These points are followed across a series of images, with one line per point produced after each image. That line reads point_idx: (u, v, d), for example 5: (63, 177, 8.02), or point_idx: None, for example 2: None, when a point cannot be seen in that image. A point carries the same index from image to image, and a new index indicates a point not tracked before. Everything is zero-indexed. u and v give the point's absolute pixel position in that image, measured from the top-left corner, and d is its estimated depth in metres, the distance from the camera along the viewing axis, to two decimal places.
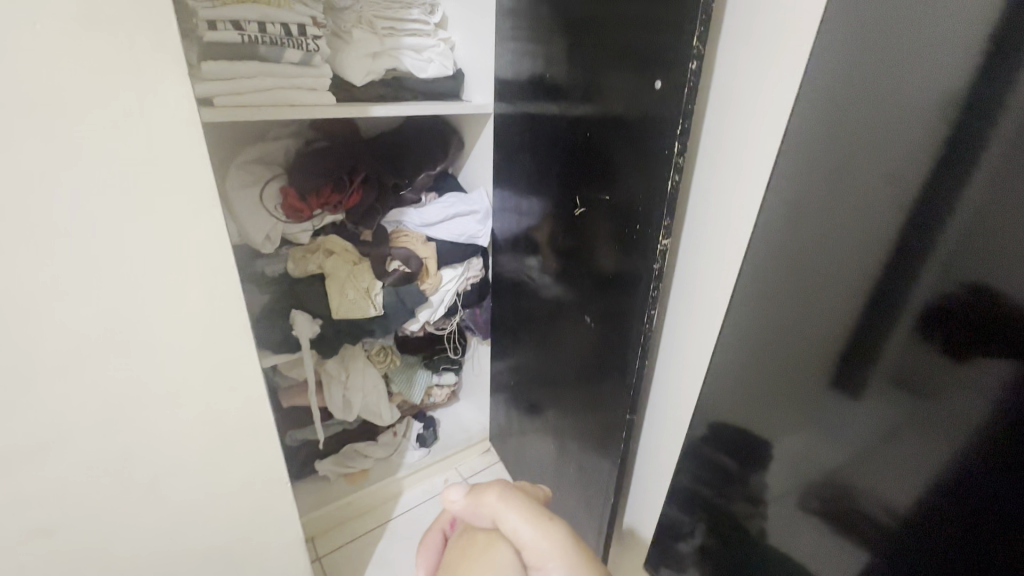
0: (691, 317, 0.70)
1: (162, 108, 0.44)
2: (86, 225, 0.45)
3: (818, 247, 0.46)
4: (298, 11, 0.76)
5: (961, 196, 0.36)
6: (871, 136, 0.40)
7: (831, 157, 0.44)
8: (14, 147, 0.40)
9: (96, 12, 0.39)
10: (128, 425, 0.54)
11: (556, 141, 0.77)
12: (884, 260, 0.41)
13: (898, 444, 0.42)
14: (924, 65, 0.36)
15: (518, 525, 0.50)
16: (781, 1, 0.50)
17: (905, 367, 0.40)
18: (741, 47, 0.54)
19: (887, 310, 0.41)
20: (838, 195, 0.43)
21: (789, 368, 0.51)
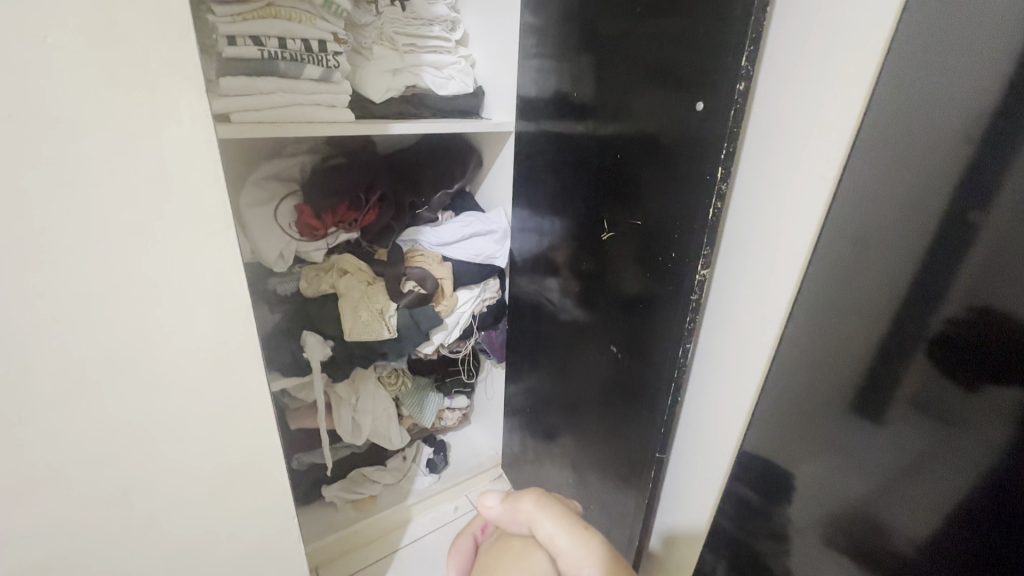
0: (732, 347, 0.67)
1: (176, 126, 0.42)
2: (91, 248, 0.42)
3: (840, 271, 0.45)
4: (320, 27, 0.74)
5: (983, 221, 0.34)
6: (892, 160, 0.40)
7: (851, 181, 0.43)
8: (19, 167, 0.38)
9: (110, 25, 0.37)
10: (128, 459, 0.51)
11: (582, 162, 0.74)
12: (909, 285, 0.40)
13: (922, 475, 0.40)
14: (949, 91, 0.36)
15: (555, 533, 0.47)
16: (829, 27, 0.49)
17: (925, 395, 0.39)
18: (787, 72, 0.53)
19: (911, 337, 0.40)
20: (858, 219, 0.43)
21: (808, 393, 0.50)
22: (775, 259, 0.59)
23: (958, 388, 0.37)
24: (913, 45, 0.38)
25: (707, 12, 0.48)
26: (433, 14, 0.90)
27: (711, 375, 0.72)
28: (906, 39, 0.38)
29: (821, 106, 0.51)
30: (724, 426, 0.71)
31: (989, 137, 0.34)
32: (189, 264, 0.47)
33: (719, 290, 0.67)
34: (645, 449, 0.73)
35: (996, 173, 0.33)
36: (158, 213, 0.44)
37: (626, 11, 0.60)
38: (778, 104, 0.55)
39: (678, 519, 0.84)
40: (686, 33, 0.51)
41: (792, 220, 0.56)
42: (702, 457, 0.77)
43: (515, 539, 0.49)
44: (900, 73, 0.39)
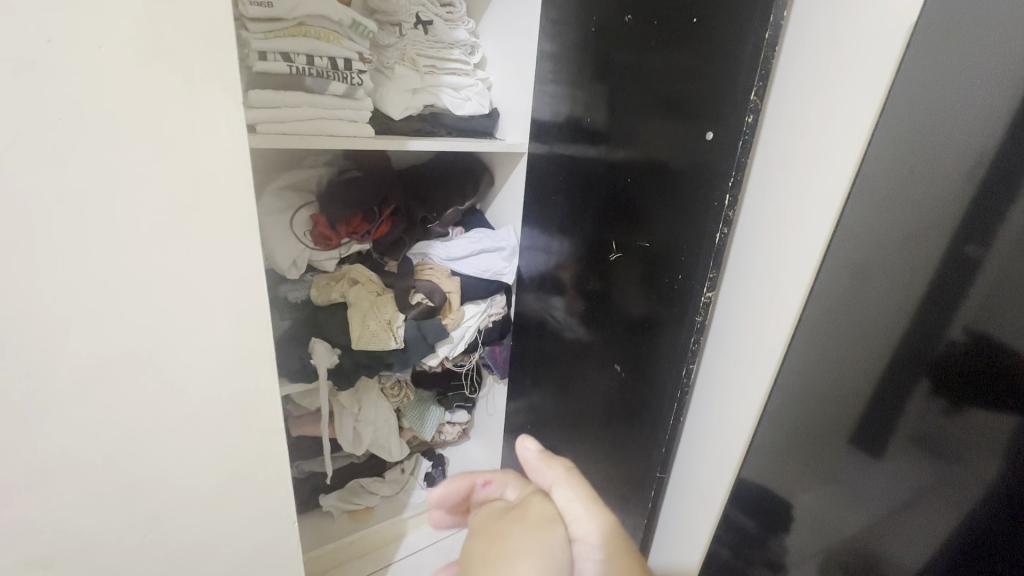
0: (737, 373, 0.68)
1: (211, 135, 0.44)
2: (121, 248, 0.43)
3: (840, 300, 0.46)
4: (346, 46, 0.77)
5: (983, 261, 0.36)
6: (895, 197, 0.42)
7: (854, 215, 0.45)
8: (63, 167, 0.39)
9: (158, 40, 0.39)
10: (141, 455, 0.52)
11: (593, 185, 0.77)
12: (909, 321, 0.41)
13: (924, 506, 0.41)
14: (952, 137, 0.38)
15: (571, 501, 0.46)
16: (832, 70, 0.52)
17: (926, 427, 0.40)
18: (794, 110, 0.56)
19: (910, 368, 0.41)
20: (859, 251, 0.44)
21: (805, 419, 0.51)
22: (778, 286, 0.60)
23: (959, 416, 0.38)
24: (914, 89, 0.40)
25: (719, 49, 0.51)
26: (454, 38, 0.94)
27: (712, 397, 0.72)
28: (909, 82, 0.40)
29: (824, 141, 0.53)
30: (722, 450, 0.72)
31: (988, 178, 0.36)
32: (213, 268, 0.48)
33: (723, 314, 0.68)
34: (647, 469, 0.73)
35: (998, 212, 0.35)
36: (189, 217, 0.45)
37: (641, 43, 0.63)
38: (782, 137, 0.57)
39: (675, 545, 0.83)
40: (698, 66, 0.54)
41: (795, 249, 0.58)
42: (703, 482, 0.77)
43: (529, 504, 0.47)
44: (903, 115, 0.41)
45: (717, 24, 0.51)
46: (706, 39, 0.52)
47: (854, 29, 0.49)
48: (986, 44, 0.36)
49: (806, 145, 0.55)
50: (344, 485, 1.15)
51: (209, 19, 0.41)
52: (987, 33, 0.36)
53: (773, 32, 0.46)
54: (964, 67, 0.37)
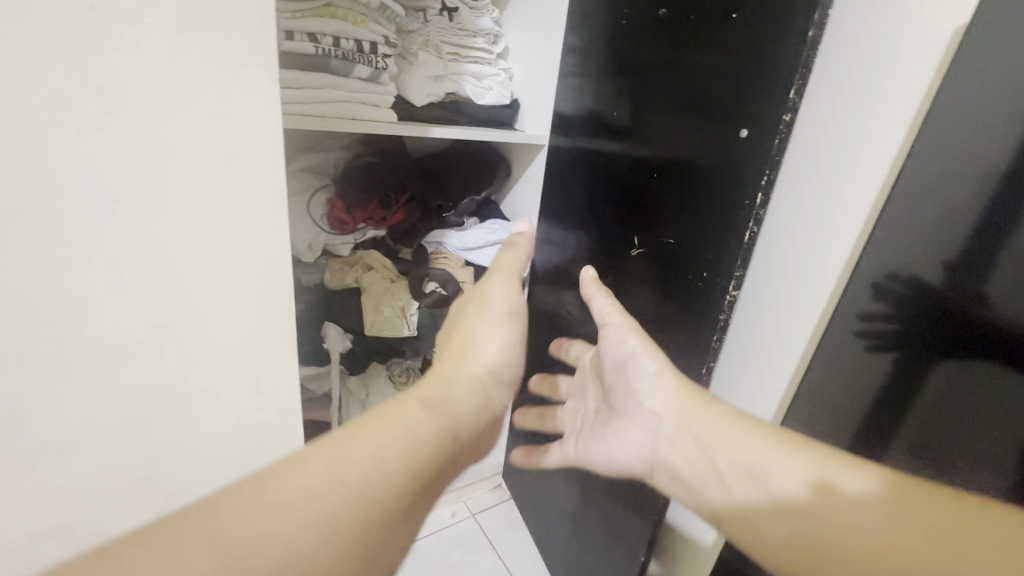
0: None
1: (245, 111, 0.44)
2: (150, 221, 0.43)
3: (868, 309, 0.50)
4: (373, 29, 0.77)
5: (995, 271, 0.40)
6: (919, 212, 0.45)
7: (883, 230, 0.48)
8: (98, 136, 0.39)
9: (199, 11, 0.39)
10: (158, 430, 0.51)
11: (616, 179, 0.76)
12: (926, 323, 0.45)
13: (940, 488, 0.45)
14: (970, 154, 0.41)
15: (603, 304, 0.59)
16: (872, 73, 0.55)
17: (936, 419, 0.45)
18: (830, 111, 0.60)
19: (925, 366, 0.45)
20: (892, 252, 0.47)
21: (834, 412, 0.54)
22: None
23: (971, 411, 0.42)
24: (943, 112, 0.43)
25: (758, 46, 0.50)
26: (478, 27, 0.93)
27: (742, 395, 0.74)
28: (938, 105, 0.43)
29: (867, 156, 0.56)
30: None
31: (1003, 186, 0.39)
32: (241, 245, 0.48)
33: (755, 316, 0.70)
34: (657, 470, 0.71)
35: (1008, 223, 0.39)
36: (220, 193, 0.45)
37: (674, 38, 0.62)
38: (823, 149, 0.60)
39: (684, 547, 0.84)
40: (735, 63, 0.53)
41: (826, 255, 0.60)
42: None
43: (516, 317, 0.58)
44: (931, 136, 0.44)
45: (757, 20, 0.50)
46: (744, 35, 0.51)
47: (891, 36, 0.53)
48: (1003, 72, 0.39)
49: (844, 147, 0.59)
50: None
51: None
52: (1007, 57, 0.39)
53: (817, 30, 0.45)
54: (983, 92, 0.40)
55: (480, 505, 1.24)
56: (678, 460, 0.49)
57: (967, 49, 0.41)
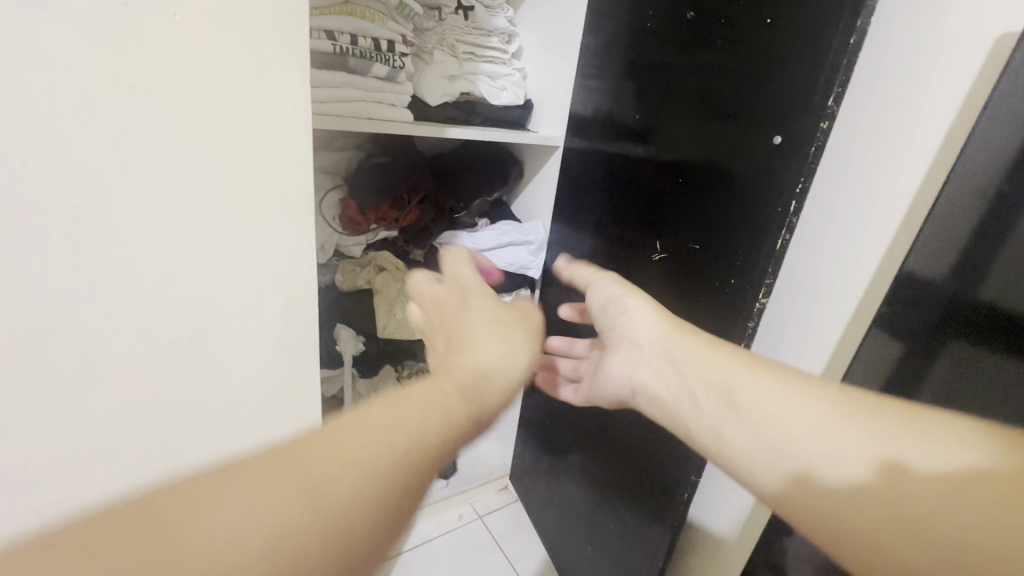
0: None
1: (276, 111, 0.43)
2: (181, 229, 0.41)
3: (911, 293, 0.49)
4: (391, 27, 0.76)
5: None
6: (970, 206, 0.44)
7: (934, 224, 0.47)
8: (129, 142, 0.37)
9: (234, 11, 0.38)
10: (184, 448, 0.49)
11: (637, 182, 0.75)
12: (961, 287, 0.46)
13: None
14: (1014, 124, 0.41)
15: (582, 273, 0.58)
16: (918, 34, 0.52)
17: (958, 377, 0.47)
18: (872, 72, 0.56)
19: (955, 326, 0.47)
20: (937, 224, 0.47)
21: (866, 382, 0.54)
22: (839, 293, 0.62)
23: (992, 377, 0.44)
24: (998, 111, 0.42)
25: (795, 52, 0.49)
26: (493, 26, 0.92)
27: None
28: (994, 102, 0.42)
29: (897, 155, 0.54)
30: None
31: None
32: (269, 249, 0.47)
33: (776, 318, 0.70)
34: (680, 474, 0.70)
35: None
36: (250, 198, 0.44)
37: (700, 42, 0.62)
38: (852, 150, 0.59)
39: (707, 553, 0.85)
40: (769, 69, 0.52)
41: (858, 258, 0.59)
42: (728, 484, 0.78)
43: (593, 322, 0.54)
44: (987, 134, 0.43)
45: (793, 26, 0.49)
46: (781, 40, 0.51)
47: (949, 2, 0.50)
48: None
49: (883, 114, 0.55)
50: None
51: None
52: None
53: (860, 37, 0.45)
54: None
55: (487, 507, 1.24)
56: (655, 384, 0.48)
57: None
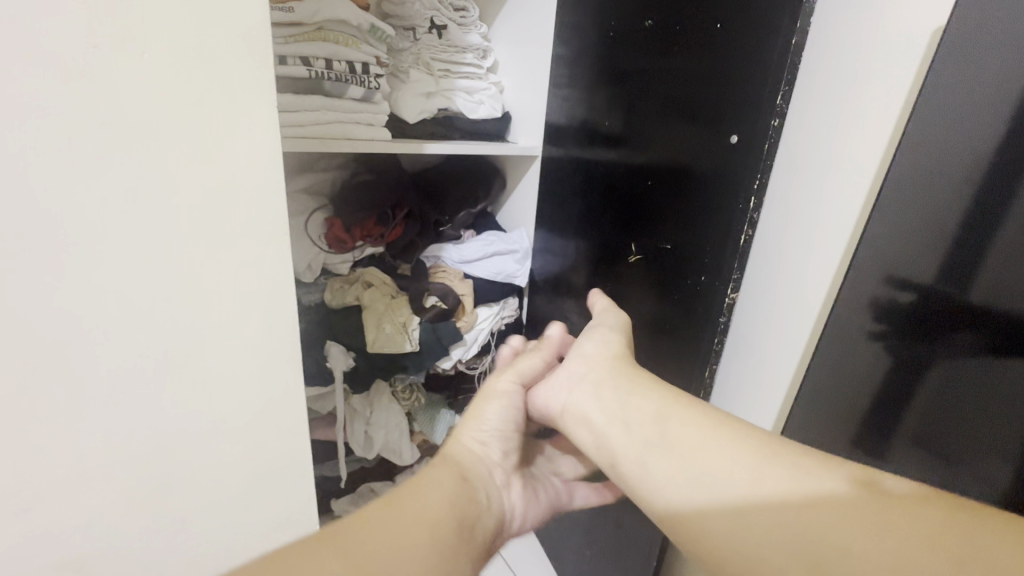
0: (768, 372, 0.69)
1: (247, 137, 0.45)
2: (157, 249, 0.43)
3: (882, 307, 0.48)
4: (365, 50, 0.79)
5: (992, 241, 0.39)
6: (904, 229, 0.45)
7: (868, 261, 0.49)
8: (107, 168, 0.40)
9: (201, 46, 0.40)
10: (179, 457, 0.52)
11: (612, 187, 0.77)
12: (925, 298, 0.45)
13: (954, 477, 0.44)
14: (964, 125, 0.41)
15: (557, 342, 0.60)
16: (863, 28, 0.53)
17: (937, 402, 0.44)
18: (819, 73, 0.58)
19: (930, 343, 0.44)
20: (895, 231, 0.46)
21: (842, 398, 0.53)
22: (807, 285, 0.63)
23: (976, 400, 0.41)
24: (918, 136, 0.44)
25: (740, 56, 0.52)
26: (467, 42, 0.94)
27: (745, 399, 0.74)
28: (910, 130, 0.44)
29: (846, 147, 0.56)
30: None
31: (999, 151, 0.39)
32: (244, 272, 0.49)
33: (753, 311, 0.71)
34: None
35: (1005, 194, 0.38)
36: (225, 222, 0.46)
37: (659, 47, 0.64)
38: (802, 147, 0.61)
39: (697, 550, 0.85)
40: (720, 71, 0.55)
41: (823, 249, 0.60)
42: None
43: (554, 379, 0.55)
44: (906, 159, 0.45)
45: (740, 32, 0.52)
46: (731, 43, 0.53)
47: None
48: (971, 97, 0.40)
49: (827, 111, 0.58)
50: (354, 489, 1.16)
51: (248, 23, 0.41)
52: (988, 18, 0.38)
53: (799, 38, 0.47)
54: (957, 114, 0.41)
55: None
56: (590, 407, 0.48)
57: (934, 75, 0.42)
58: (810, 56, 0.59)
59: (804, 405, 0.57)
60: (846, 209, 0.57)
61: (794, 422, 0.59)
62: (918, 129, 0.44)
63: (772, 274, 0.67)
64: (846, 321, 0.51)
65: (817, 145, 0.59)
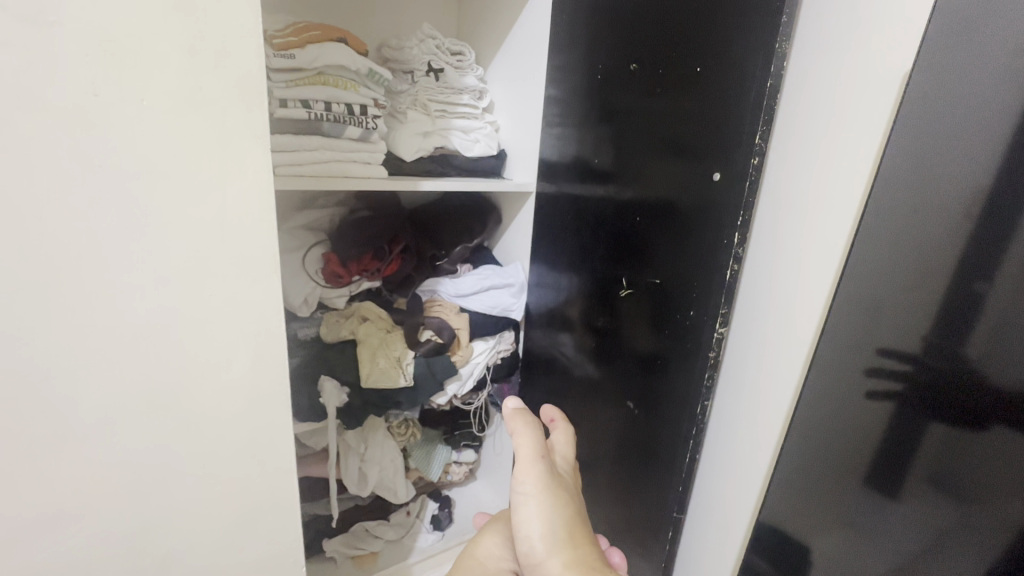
0: (767, 406, 0.69)
1: (240, 178, 0.46)
2: (149, 287, 0.44)
3: (873, 355, 0.48)
4: (363, 93, 0.82)
5: (986, 293, 0.40)
6: (891, 258, 0.46)
7: (852, 308, 0.49)
8: (100, 208, 0.41)
9: (197, 94, 0.42)
10: (160, 498, 0.51)
11: (602, 222, 0.78)
12: (916, 347, 0.45)
13: (956, 537, 0.43)
14: (947, 178, 0.42)
15: (523, 451, 0.55)
16: (835, 77, 0.58)
17: (938, 457, 0.44)
18: (798, 117, 0.62)
19: (924, 394, 0.44)
20: (882, 281, 0.47)
21: (835, 443, 0.52)
22: (801, 319, 0.64)
23: (979, 456, 0.41)
24: (898, 166, 0.45)
25: (720, 99, 0.54)
26: (464, 84, 0.97)
27: (745, 433, 0.73)
28: (888, 160, 0.46)
29: (829, 187, 0.59)
30: (743, 465, 0.74)
31: (988, 199, 0.40)
32: (234, 309, 0.49)
33: (749, 345, 0.71)
34: (662, 510, 0.71)
35: (998, 243, 0.39)
36: (213, 258, 0.47)
37: (644, 89, 0.67)
38: (788, 185, 0.64)
39: None
40: (701, 112, 0.57)
41: (811, 283, 0.62)
42: (727, 518, 0.77)
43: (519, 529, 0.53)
44: (887, 189, 0.46)
45: (720, 77, 0.54)
46: (712, 87, 0.55)
47: (863, 47, 0.55)
48: (951, 123, 0.42)
49: (807, 153, 0.61)
50: (347, 530, 1.13)
51: (243, 72, 0.43)
52: (969, 78, 0.41)
53: (774, 80, 0.49)
54: (941, 160, 0.42)
55: None
56: None
57: (914, 128, 0.44)
58: (789, 103, 0.63)
59: (798, 449, 0.56)
60: (829, 245, 0.60)
61: (786, 466, 0.58)
62: (903, 180, 0.45)
63: (764, 306, 0.68)
64: (836, 365, 0.51)
65: (799, 183, 0.62)
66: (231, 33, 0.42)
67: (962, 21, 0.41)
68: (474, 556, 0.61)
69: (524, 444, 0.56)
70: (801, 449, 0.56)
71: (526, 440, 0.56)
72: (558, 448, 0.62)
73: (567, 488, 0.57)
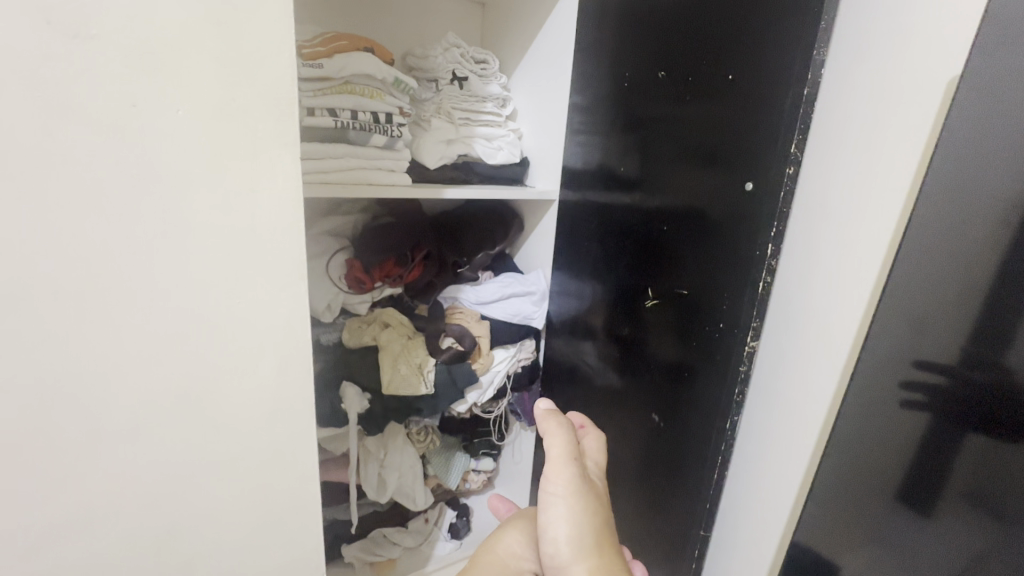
0: (798, 420, 0.67)
1: (270, 186, 0.46)
2: (180, 293, 0.45)
3: (909, 368, 0.46)
4: (388, 101, 0.83)
5: None
6: (931, 267, 0.44)
7: (886, 319, 0.47)
8: (135, 215, 0.41)
9: (230, 103, 0.42)
10: (186, 500, 0.51)
11: (627, 231, 0.77)
12: (955, 360, 0.42)
13: (1000, 562, 0.41)
14: (991, 185, 0.40)
15: (555, 453, 0.54)
16: (873, 82, 0.56)
17: (980, 477, 0.41)
18: (832, 123, 0.61)
19: (966, 411, 0.42)
20: (920, 291, 0.45)
21: (869, 459, 0.50)
22: (835, 330, 0.62)
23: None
24: (937, 172, 0.43)
25: (753, 106, 0.53)
26: (488, 92, 0.98)
27: (775, 448, 0.71)
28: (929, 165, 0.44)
29: (865, 195, 0.57)
30: (773, 481, 0.71)
31: None
32: (262, 315, 0.50)
33: (780, 357, 0.69)
34: (687, 526, 0.69)
35: None
36: (242, 265, 0.47)
37: (672, 97, 0.66)
38: (823, 193, 0.62)
39: None
40: (732, 119, 0.55)
41: (847, 295, 0.60)
42: (755, 535, 0.75)
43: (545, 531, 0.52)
44: (926, 194, 0.44)
45: (753, 83, 0.52)
46: (743, 94, 0.54)
47: (904, 52, 0.53)
48: (996, 126, 0.40)
49: (844, 160, 0.59)
50: (366, 536, 1.13)
51: (275, 81, 0.44)
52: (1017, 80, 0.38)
53: (811, 88, 0.48)
54: (985, 165, 0.40)
55: None
56: None
57: (957, 132, 0.42)
58: (824, 110, 0.62)
59: (829, 464, 0.53)
60: (867, 255, 0.58)
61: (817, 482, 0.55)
62: (945, 186, 0.43)
63: (797, 317, 0.66)
64: (869, 379, 0.49)
65: (834, 190, 0.60)
66: (264, 44, 0.43)
67: (1010, 20, 0.39)
68: (494, 553, 0.60)
69: (556, 445, 0.54)
70: (832, 465, 0.53)
71: (558, 443, 0.54)
72: (590, 451, 0.60)
73: (597, 493, 0.55)
